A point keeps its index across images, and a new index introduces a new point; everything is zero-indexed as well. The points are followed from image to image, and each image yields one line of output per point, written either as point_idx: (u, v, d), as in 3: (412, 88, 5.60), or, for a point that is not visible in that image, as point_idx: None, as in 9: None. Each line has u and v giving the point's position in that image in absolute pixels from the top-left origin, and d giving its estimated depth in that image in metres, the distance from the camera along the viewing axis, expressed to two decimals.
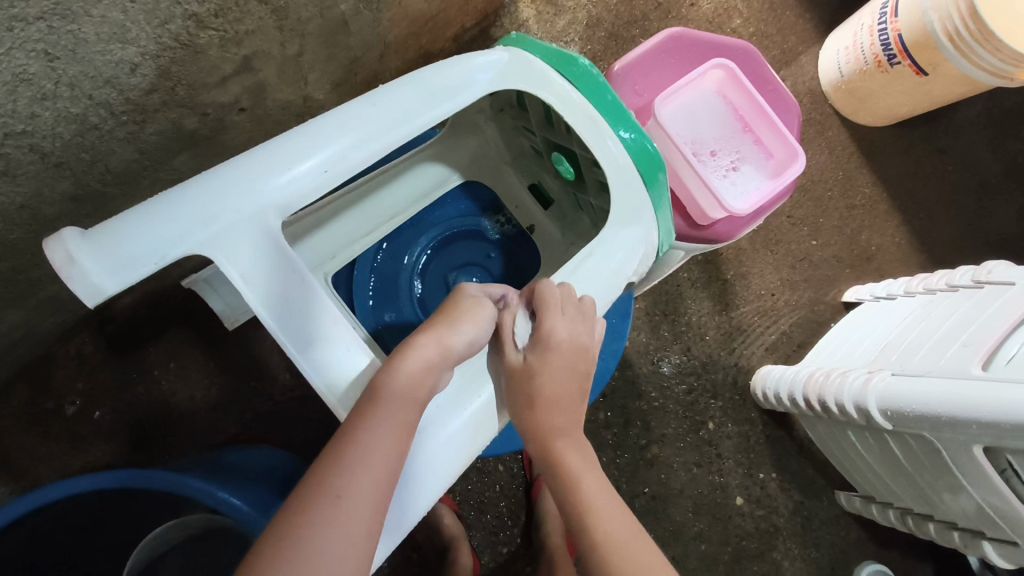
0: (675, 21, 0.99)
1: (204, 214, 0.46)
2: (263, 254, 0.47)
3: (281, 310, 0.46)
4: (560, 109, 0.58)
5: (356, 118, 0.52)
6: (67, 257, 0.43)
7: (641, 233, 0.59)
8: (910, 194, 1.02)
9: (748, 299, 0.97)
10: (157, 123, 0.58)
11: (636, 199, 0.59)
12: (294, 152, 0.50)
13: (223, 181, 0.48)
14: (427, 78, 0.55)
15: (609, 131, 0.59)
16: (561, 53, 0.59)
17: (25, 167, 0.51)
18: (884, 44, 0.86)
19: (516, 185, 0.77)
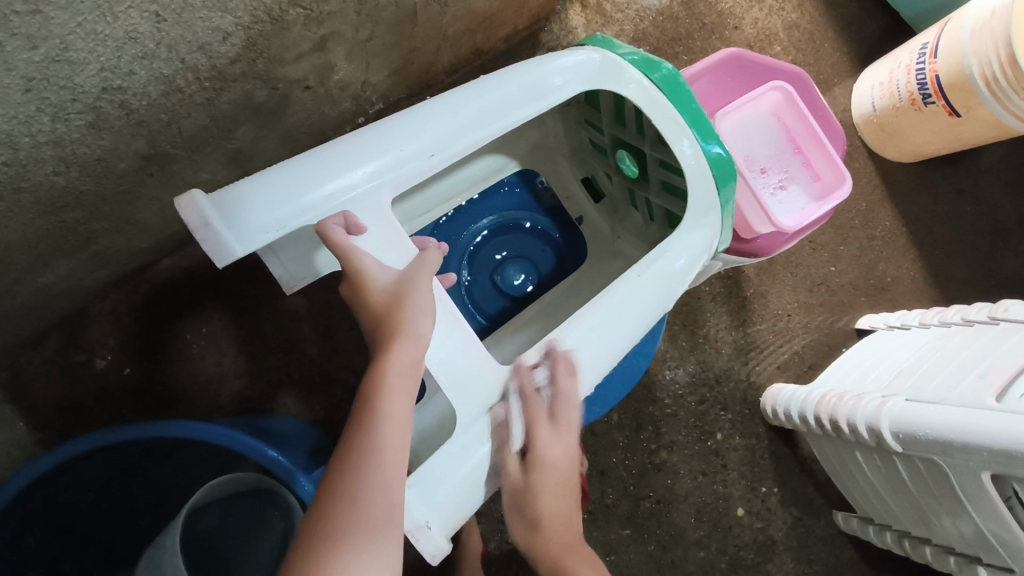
0: (717, 42, 1.03)
1: (326, 192, 0.52)
2: (373, 228, 0.53)
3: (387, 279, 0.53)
4: (644, 106, 0.61)
5: (461, 110, 0.57)
6: (203, 217, 0.48)
7: (707, 237, 0.62)
8: (928, 230, 1.05)
9: (764, 317, 1.00)
10: (232, 92, 0.60)
11: (708, 201, 0.62)
12: (407, 137, 0.55)
13: (342, 162, 0.53)
14: (523, 74, 0.59)
15: (690, 134, 0.61)
16: (646, 58, 0.63)
17: (111, 122, 0.52)
18: (920, 83, 0.89)
19: (569, 176, 0.80)
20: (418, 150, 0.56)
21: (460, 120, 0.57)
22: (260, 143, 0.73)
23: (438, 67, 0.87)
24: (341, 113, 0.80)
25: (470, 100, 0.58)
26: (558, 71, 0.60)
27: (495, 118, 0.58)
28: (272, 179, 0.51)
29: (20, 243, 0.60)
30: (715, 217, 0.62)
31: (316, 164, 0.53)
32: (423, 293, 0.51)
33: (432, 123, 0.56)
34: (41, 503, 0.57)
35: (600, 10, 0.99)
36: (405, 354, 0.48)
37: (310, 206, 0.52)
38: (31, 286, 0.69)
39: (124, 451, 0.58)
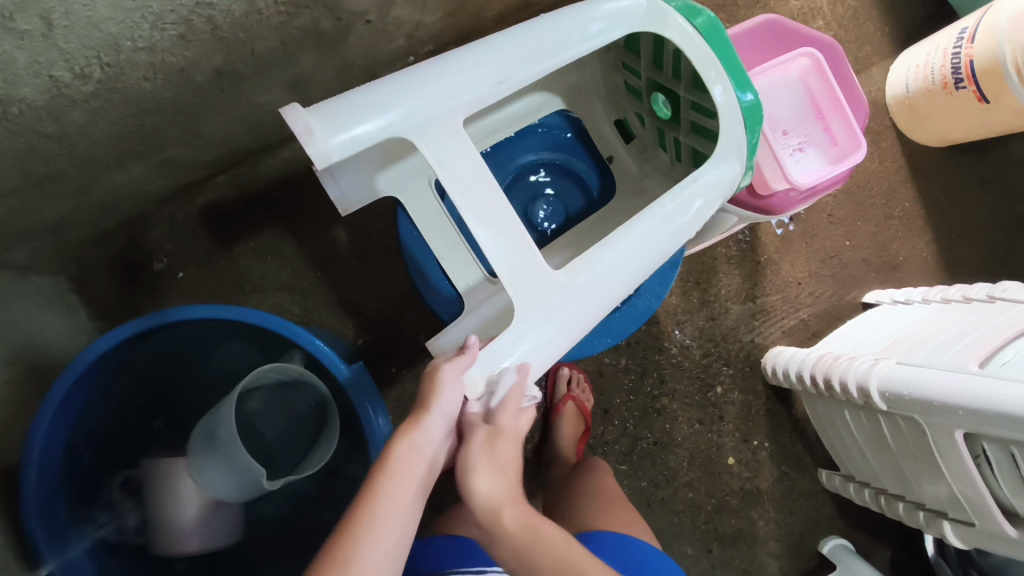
0: (762, 11, 1.05)
1: (409, 107, 0.58)
2: (448, 141, 0.59)
3: (462, 188, 0.58)
4: (685, 50, 0.65)
5: (528, 43, 0.62)
6: (306, 127, 0.54)
7: (732, 174, 0.67)
8: (946, 215, 1.08)
9: (776, 284, 1.04)
10: (302, 19, 0.66)
11: (735, 142, 0.66)
12: (479, 63, 0.61)
13: (424, 81, 0.59)
14: (581, 14, 0.64)
15: (725, 79, 0.65)
16: (689, 4, 0.67)
17: (199, 35, 0.58)
18: (954, 67, 0.91)
19: (602, 118, 0.85)
20: (489, 76, 0.61)
21: (527, 50, 0.62)
22: (319, 71, 0.79)
23: (487, 13, 0.91)
24: (393, 50, 0.85)
25: (536, 33, 0.63)
26: (604, 15, 0.64)
27: (558, 52, 0.63)
28: (363, 96, 0.57)
29: (105, 141, 0.67)
30: (739, 158, 0.67)
31: (399, 83, 0.58)
32: (453, 391, 0.55)
33: (499, 53, 0.61)
34: (118, 358, 0.65)
35: None
36: (430, 421, 0.53)
37: (395, 120, 0.57)
38: (106, 185, 0.76)
39: (193, 324, 0.66)
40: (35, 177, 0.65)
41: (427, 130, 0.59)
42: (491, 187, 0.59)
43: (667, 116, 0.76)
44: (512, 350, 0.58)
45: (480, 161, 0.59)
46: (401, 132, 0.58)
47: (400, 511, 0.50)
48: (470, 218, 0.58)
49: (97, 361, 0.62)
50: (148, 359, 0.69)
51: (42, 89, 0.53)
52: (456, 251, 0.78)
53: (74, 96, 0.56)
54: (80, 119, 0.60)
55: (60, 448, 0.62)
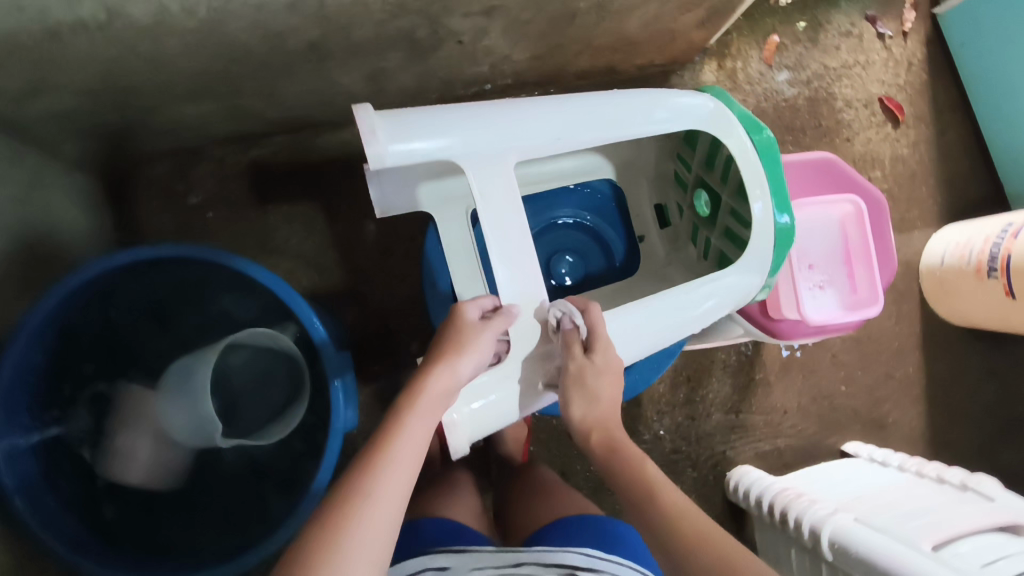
0: (826, 145, 1.08)
1: (468, 137, 0.60)
2: (494, 176, 0.61)
3: (494, 224, 0.60)
4: (738, 162, 0.68)
5: (595, 111, 0.65)
6: (370, 128, 0.56)
7: (749, 286, 0.68)
8: (945, 392, 1.09)
9: (763, 404, 1.05)
10: (402, 22, 0.69)
11: (761, 258, 0.68)
12: (544, 114, 0.64)
13: (489, 117, 0.62)
14: (651, 98, 0.67)
15: (768, 198, 0.67)
16: (753, 119, 0.70)
17: (305, 9, 0.62)
18: (991, 255, 0.94)
19: (645, 197, 0.87)
20: (549, 130, 0.64)
21: (592, 117, 0.65)
22: (400, 71, 0.83)
23: (571, 67, 0.95)
24: (474, 73, 0.89)
25: (605, 104, 0.66)
26: (673, 106, 0.67)
27: (621, 126, 0.66)
28: (430, 114, 0.60)
29: (187, 74, 0.70)
30: (759, 274, 0.69)
31: (467, 113, 0.61)
32: (486, 341, 0.58)
33: (565, 112, 0.64)
34: (123, 278, 0.66)
35: (734, 76, 1.06)
36: (454, 361, 0.56)
37: (453, 144, 0.60)
38: (173, 112, 0.79)
39: (199, 267, 0.67)
40: (112, 85, 0.68)
41: (479, 161, 0.61)
42: (520, 230, 0.62)
43: (705, 214, 0.77)
44: (494, 390, 0.61)
45: (517, 204, 0.62)
46: (453, 156, 0.60)
47: (423, 430, 0.53)
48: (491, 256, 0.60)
49: (103, 274, 0.62)
50: (148, 288, 0.70)
51: (150, 12, 0.56)
52: (471, 279, 0.80)
53: (175, 27, 0.60)
54: (173, 48, 0.64)
55: (44, 346, 0.61)
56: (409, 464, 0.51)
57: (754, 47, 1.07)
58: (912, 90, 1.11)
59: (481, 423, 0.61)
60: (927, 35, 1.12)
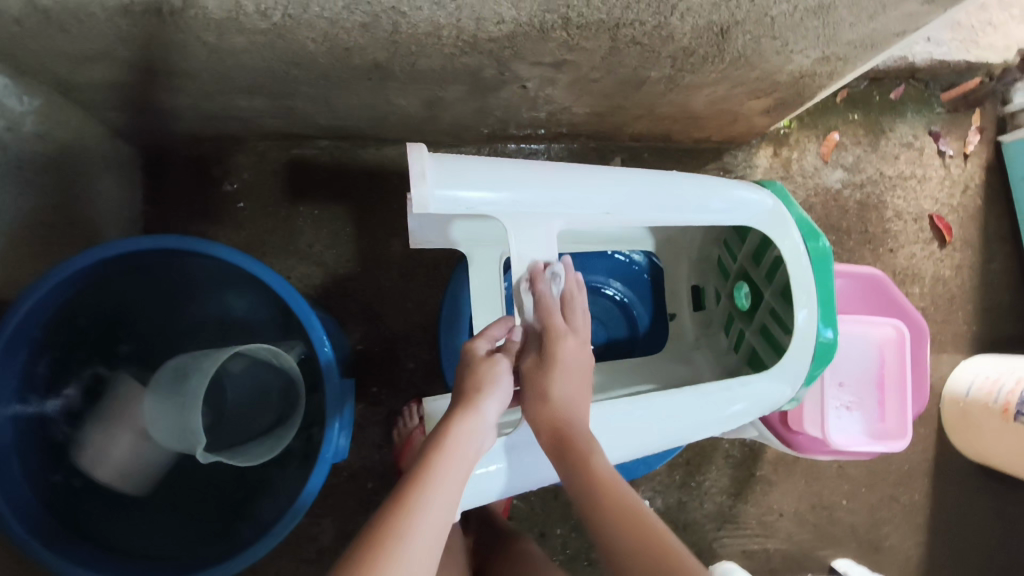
0: (868, 252, 1.06)
1: (518, 196, 0.58)
2: (534, 240, 0.59)
3: (526, 290, 0.59)
4: (789, 265, 0.65)
5: (652, 189, 0.63)
6: (421, 170, 0.55)
7: (781, 395, 0.66)
8: (949, 527, 1.04)
9: (759, 503, 1.01)
10: (471, 59, 0.69)
11: (797, 368, 0.66)
12: (599, 184, 0.62)
13: (543, 177, 0.60)
14: (710, 185, 0.65)
15: (813, 308, 0.65)
16: (811, 225, 0.67)
17: (379, 30, 0.61)
18: (1023, 397, 0.91)
19: (683, 276, 0.85)
20: (597, 198, 0.61)
21: (648, 196, 0.63)
22: (458, 103, 0.82)
23: (627, 128, 0.95)
24: (531, 118, 0.89)
25: (664, 183, 0.64)
26: (731, 198, 0.65)
27: (674, 210, 0.64)
28: (484, 163, 0.58)
29: (248, 69, 0.70)
30: (790, 384, 0.66)
31: (522, 170, 0.59)
32: (505, 378, 0.58)
33: (618, 190, 0.62)
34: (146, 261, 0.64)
35: (787, 165, 1.05)
36: (485, 404, 0.56)
37: (499, 200, 0.58)
38: (228, 101, 0.79)
39: (218, 263, 0.65)
40: (171, 66, 0.68)
41: (524, 222, 0.59)
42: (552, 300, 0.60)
43: (743, 308, 0.75)
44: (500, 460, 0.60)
45: (553, 272, 0.60)
46: (495, 213, 0.58)
47: (454, 480, 0.53)
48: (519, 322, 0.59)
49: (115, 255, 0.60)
50: (160, 275, 0.67)
51: (224, 7, 0.56)
52: None
53: (246, 26, 0.59)
54: (241, 44, 0.63)
55: (49, 311, 0.59)
56: (439, 519, 0.50)
57: (812, 141, 1.06)
58: (964, 212, 1.09)
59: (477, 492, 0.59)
60: (988, 161, 1.10)
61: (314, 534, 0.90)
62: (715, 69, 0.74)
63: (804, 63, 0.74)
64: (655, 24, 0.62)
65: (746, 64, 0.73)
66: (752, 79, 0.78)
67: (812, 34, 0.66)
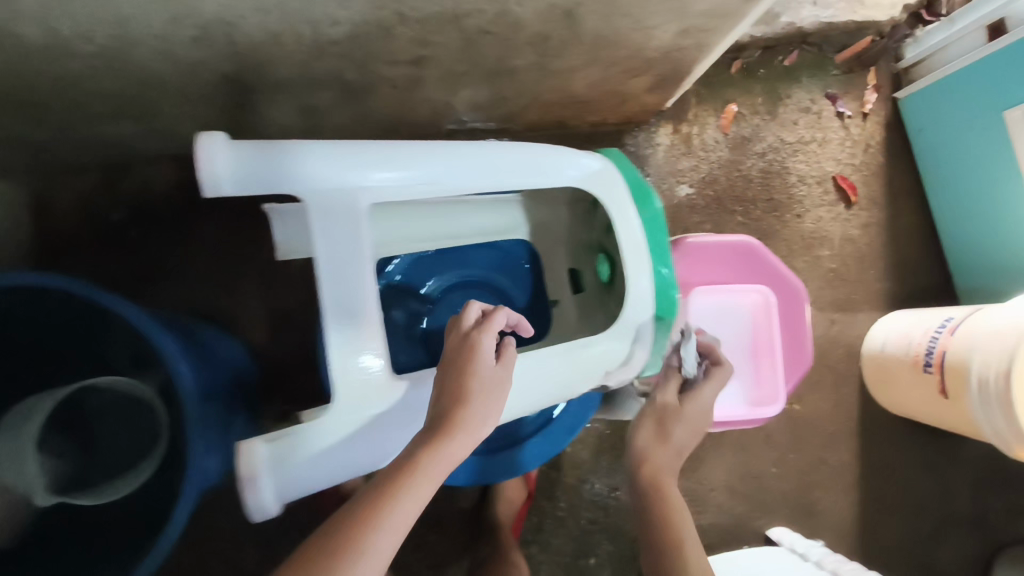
0: (774, 220, 1.07)
1: (325, 175, 0.54)
2: (338, 220, 0.55)
3: (332, 270, 0.55)
4: (620, 227, 0.67)
5: (467, 160, 0.61)
6: (212, 152, 0.50)
7: (628, 353, 0.67)
8: (878, 484, 1.06)
9: (689, 479, 1.01)
10: (324, 63, 0.68)
11: (639, 325, 0.67)
12: (412, 158, 0.58)
13: (354, 155, 0.56)
14: (540, 154, 0.64)
15: (647, 265, 0.67)
16: (645, 189, 0.71)
17: (214, 42, 0.59)
18: (929, 348, 0.91)
19: (560, 262, 0.84)
20: (403, 165, 0.58)
21: (463, 167, 0.61)
22: (334, 110, 0.81)
23: (519, 119, 0.94)
24: (416, 117, 0.88)
25: (483, 153, 0.62)
26: (565, 167, 0.65)
27: (488, 177, 0.62)
28: (289, 142, 0.54)
29: (99, 94, 0.68)
30: (643, 348, 0.68)
31: (330, 148, 0.55)
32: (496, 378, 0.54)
33: (427, 157, 0.59)
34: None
35: (688, 141, 1.06)
36: (479, 406, 0.53)
37: (305, 178, 0.53)
38: (94, 129, 0.77)
39: (61, 302, 0.59)
40: (15, 99, 0.66)
41: (332, 201, 0.55)
42: (363, 282, 0.56)
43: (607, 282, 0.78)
44: (333, 451, 0.53)
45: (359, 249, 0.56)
46: (291, 187, 0.53)
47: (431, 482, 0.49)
48: (324, 306, 0.54)
49: None
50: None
51: (39, 33, 0.54)
52: None
53: (75, 51, 0.58)
54: (77, 69, 0.62)
55: None
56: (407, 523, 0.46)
57: (711, 114, 1.06)
58: (867, 170, 1.10)
59: (300, 480, 0.52)
60: (887, 119, 1.11)
61: (239, 556, 0.89)
62: (579, 52, 0.73)
63: (666, 38, 0.73)
64: (496, 13, 0.61)
65: (608, 43, 0.72)
66: (622, 59, 0.78)
67: (661, 9, 0.66)
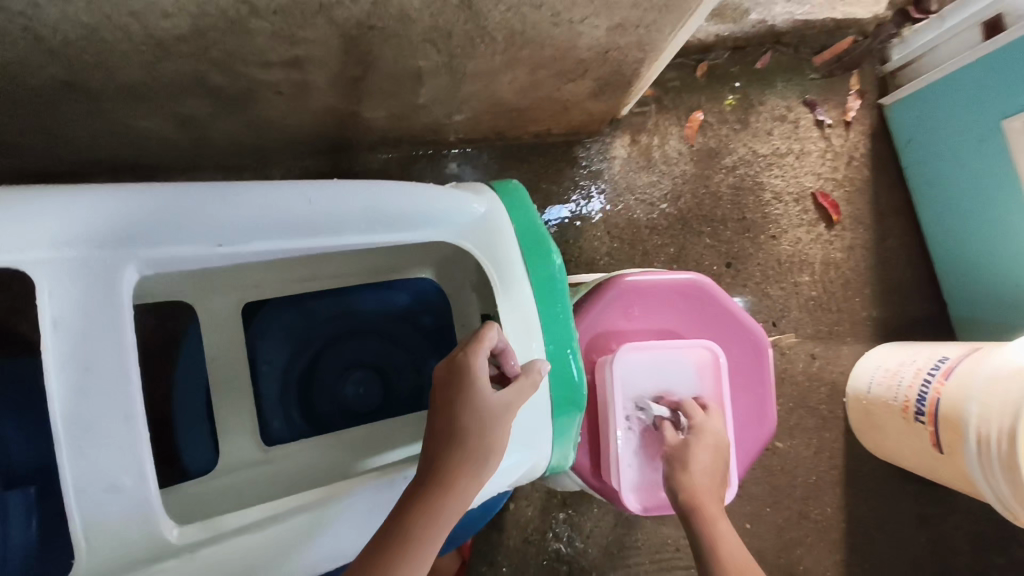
0: (747, 242, 0.95)
1: (69, 244, 0.38)
2: (89, 302, 0.38)
3: (72, 376, 0.37)
4: (501, 293, 0.52)
5: (288, 212, 0.44)
6: None
7: (528, 457, 0.53)
8: (867, 540, 0.93)
9: (651, 538, 0.89)
10: (176, 65, 0.55)
11: (537, 424, 0.53)
12: (209, 214, 0.42)
13: (115, 211, 0.39)
14: (391, 198, 0.48)
15: (540, 339, 0.53)
16: (540, 240, 0.54)
17: (12, 39, 0.47)
18: (919, 395, 0.78)
19: (471, 307, 0.62)
20: (192, 221, 0.41)
21: (283, 219, 0.44)
22: (218, 120, 0.69)
23: (448, 129, 0.82)
24: (322, 128, 0.76)
25: (309, 200, 0.45)
26: (422, 211, 0.49)
27: (319, 234, 0.46)
28: (3, 197, 0.36)
29: None
30: (538, 451, 0.54)
31: (72, 206, 0.38)
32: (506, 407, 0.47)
33: (235, 212, 0.43)
34: None
35: (648, 154, 0.93)
36: (493, 437, 0.46)
37: (34, 251, 0.36)
38: None
39: None
40: None
41: (79, 278, 0.38)
42: (125, 393, 0.39)
43: None
44: None
45: (121, 346, 0.39)
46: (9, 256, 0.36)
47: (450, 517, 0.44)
48: (58, 430, 0.37)
49: None
50: None
51: None
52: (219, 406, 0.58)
53: None
54: None
55: None
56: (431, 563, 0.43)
57: (674, 123, 0.94)
58: (850, 185, 0.98)
59: None
60: (873, 128, 0.99)
61: None
62: (495, 51, 0.62)
63: (598, 35, 0.62)
64: (372, 1, 0.49)
65: (529, 40, 0.60)
66: (550, 59, 0.66)
67: None
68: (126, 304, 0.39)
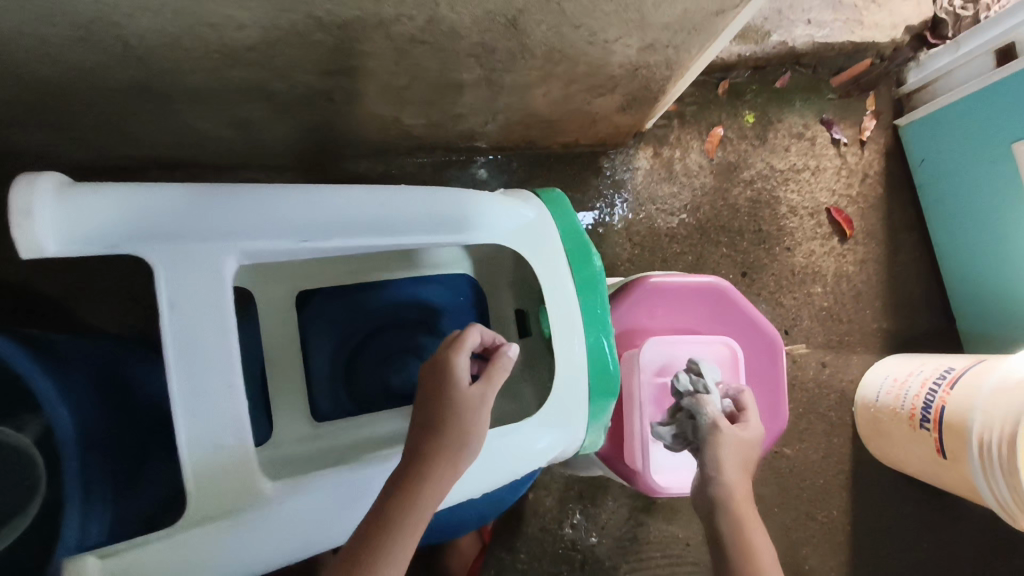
0: (762, 252, 0.99)
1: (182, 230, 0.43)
2: (195, 282, 0.44)
3: (179, 344, 0.43)
4: (547, 289, 0.57)
5: (365, 211, 0.49)
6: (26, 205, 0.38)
7: (566, 439, 0.58)
8: (872, 544, 0.96)
9: (662, 532, 0.92)
10: (243, 72, 0.60)
11: (572, 408, 0.57)
12: (297, 209, 0.47)
13: (223, 205, 0.45)
14: (453, 203, 0.53)
15: (580, 333, 0.57)
16: (582, 244, 0.59)
17: (104, 45, 0.52)
18: (926, 404, 0.81)
19: (506, 301, 0.70)
20: (282, 216, 0.47)
21: (360, 218, 0.49)
22: (271, 122, 0.74)
23: (482, 137, 0.87)
24: (365, 133, 0.81)
25: (383, 201, 0.50)
26: (480, 213, 0.54)
27: (391, 234, 0.50)
28: (133, 187, 0.42)
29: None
30: (572, 437, 0.58)
31: (188, 198, 0.44)
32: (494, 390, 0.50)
33: (320, 209, 0.48)
34: None
35: (670, 166, 0.98)
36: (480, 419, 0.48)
37: (154, 232, 0.42)
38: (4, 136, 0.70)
39: None
40: None
41: (190, 259, 0.43)
42: (224, 363, 0.44)
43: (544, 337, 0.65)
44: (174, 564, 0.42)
45: (219, 322, 0.44)
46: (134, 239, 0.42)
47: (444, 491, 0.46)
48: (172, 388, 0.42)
49: None
50: None
51: None
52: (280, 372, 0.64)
53: None
54: None
55: None
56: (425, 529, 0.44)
57: (695, 138, 0.99)
58: (864, 202, 1.02)
59: None
60: (888, 147, 1.03)
61: None
62: (532, 66, 0.66)
63: (629, 53, 0.66)
64: (426, 19, 0.54)
65: (564, 57, 0.65)
66: (582, 75, 0.71)
67: (617, 20, 0.58)
68: (225, 288, 0.44)
